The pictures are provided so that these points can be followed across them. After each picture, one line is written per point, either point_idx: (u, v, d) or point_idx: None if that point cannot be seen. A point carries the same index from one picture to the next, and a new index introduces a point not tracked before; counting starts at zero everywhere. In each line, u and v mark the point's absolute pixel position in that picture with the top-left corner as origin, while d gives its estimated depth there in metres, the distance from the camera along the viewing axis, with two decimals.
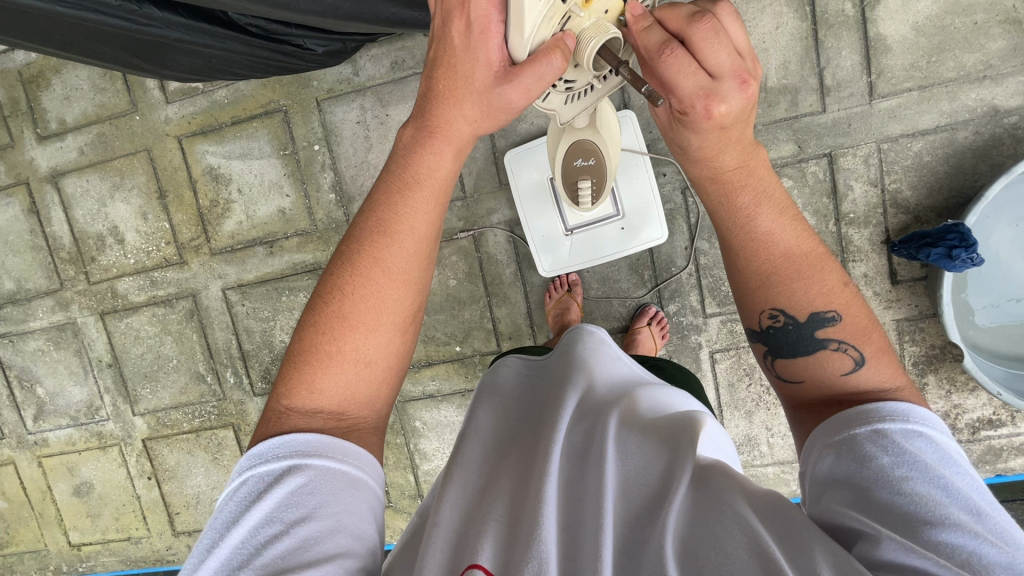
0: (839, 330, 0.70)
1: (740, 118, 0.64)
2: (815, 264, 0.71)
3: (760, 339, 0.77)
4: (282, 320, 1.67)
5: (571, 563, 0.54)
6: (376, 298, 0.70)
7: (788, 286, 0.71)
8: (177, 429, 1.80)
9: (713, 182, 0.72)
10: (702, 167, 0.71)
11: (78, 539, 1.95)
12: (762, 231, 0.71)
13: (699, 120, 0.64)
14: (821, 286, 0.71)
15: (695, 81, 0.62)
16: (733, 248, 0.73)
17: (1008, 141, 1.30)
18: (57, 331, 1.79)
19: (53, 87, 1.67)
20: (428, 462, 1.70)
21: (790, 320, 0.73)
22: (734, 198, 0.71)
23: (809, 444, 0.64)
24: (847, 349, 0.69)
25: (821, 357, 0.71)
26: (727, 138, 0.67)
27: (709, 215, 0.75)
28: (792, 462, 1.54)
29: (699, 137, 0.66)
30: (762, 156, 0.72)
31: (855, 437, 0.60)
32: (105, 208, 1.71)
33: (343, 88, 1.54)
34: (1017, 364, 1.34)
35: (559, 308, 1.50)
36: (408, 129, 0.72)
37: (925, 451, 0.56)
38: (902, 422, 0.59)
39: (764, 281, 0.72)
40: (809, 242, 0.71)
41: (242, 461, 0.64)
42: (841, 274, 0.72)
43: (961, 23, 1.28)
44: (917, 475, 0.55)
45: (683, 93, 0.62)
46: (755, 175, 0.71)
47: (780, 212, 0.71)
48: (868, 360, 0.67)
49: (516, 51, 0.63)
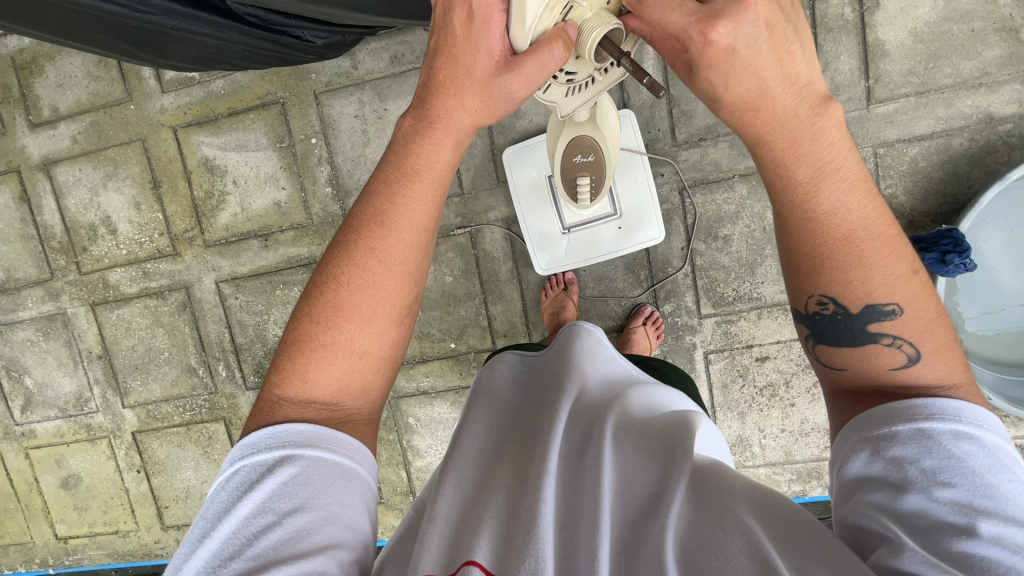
0: (898, 324, 0.63)
1: (754, 41, 0.58)
2: (884, 246, 0.62)
3: (805, 323, 0.69)
4: (275, 314, 1.66)
5: (566, 563, 0.53)
6: (373, 289, 0.69)
7: (844, 273, 0.63)
8: (167, 422, 1.78)
9: (761, 147, 0.63)
10: (750, 125, 0.62)
11: (65, 531, 1.93)
12: (824, 207, 0.62)
13: (702, 48, 0.59)
14: (886, 274, 0.62)
15: (684, 12, 0.59)
16: (786, 225, 0.65)
17: (1002, 148, 1.32)
18: (46, 322, 1.77)
19: (46, 73, 1.65)
20: (421, 459, 1.70)
21: (840, 310, 0.65)
22: (792, 168, 0.62)
23: (843, 435, 0.62)
24: (902, 346, 0.63)
25: (871, 350, 0.64)
26: (755, 65, 0.59)
27: (766, 189, 0.66)
28: (783, 463, 1.55)
29: (720, 74, 0.60)
30: (838, 112, 0.62)
31: (897, 434, 0.57)
32: (98, 198, 1.69)
33: (341, 82, 1.53)
34: (1007, 369, 1.35)
35: (555, 306, 1.50)
36: (407, 119, 0.71)
37: (974, 456, 0.54)
38: (952, 423, 0.56)
39: (817, 265, 0.63)
40: (879, 221, 0.62)
41: (234, 450, 0.64)
42: (911, 260, 0.63)
43: (959, 29, 1.29)
44: (959, 483, 0.53)
45: (676, 23, 0.60)
46: (823, 140, 0.62)
47: (849, 187, 0.62)
48: (926, 357, 0.62)
49: (517, 40, 0.64)
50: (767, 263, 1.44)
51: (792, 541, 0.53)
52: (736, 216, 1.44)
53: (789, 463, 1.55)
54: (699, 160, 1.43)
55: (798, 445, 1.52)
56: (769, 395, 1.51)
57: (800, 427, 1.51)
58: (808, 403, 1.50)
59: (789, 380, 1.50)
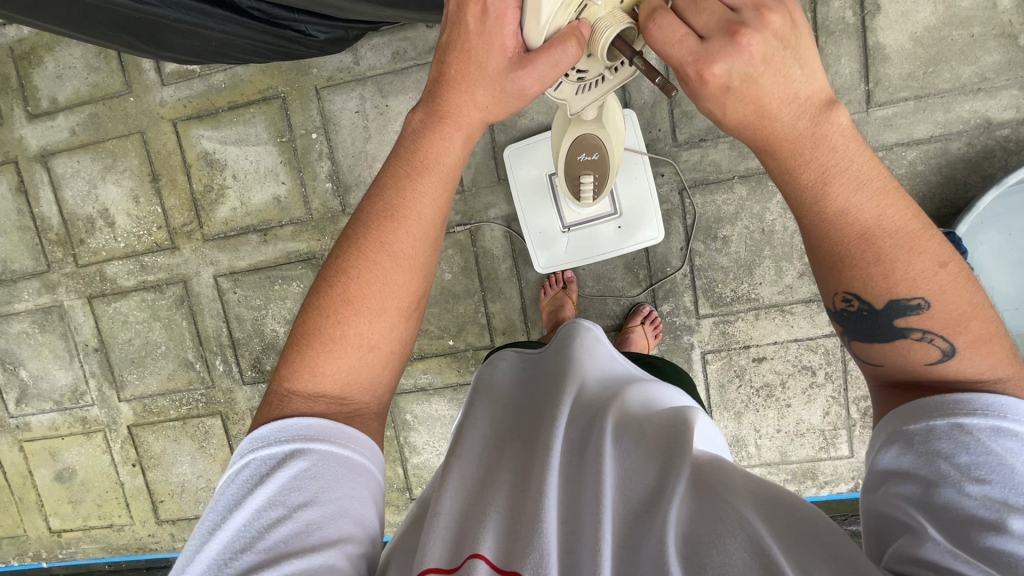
0: (926, 319, 0.63)
1: (749, 76, 0.59)
2: (908, 243, 0.62)
3: (839, 322, 0.71)
4: (273, 309, 1.66)
5: (570, 557, 0.54)
6: (381, 284, 0.70)
7: (865, 269, 0.63)
8: (163, 416, 1.78)
9: (769, 155, 0.64)
10: (756, 133, 0.63)
11: (58, 525, 1.92)
12: (837, 208, 0.62)
13: (698, 88, 0.61)
14: (909, 269, 0.62)
15: (684, 47, 0.60)
16: (803, 227, 0.66)
17: (1000, 153, 1.33)
18: (43, 314, 1.76)
19: (45, 64, 1.64)
20: (418, 455, 1.70)
21: (865, 306, 0.66)
22: (795, 173, 0.63)
23: (881, 426, 0.64)
24: (934, 340, 0.63)
25: (902, 346, 0.65)
26: (751, 96, 0.60)
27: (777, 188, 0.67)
28: (778, 464, 1.56)
29: (715, 106, 0.62)
30: (842, 116, 0.62)
31: (933, 428, 0.58)
32: (96, 190, 1.68)
33: (343, 77, 1.53)
34: None
35: (554, 304, 1.51)
36: (417, 115, 0.71)
37: (1013, 454, 0.55)
38: (994, 419, 0.56)
39: (837, 262, 0.64)
40: (899, 216, 0.62)
41: (243, 444, 0.64)
42: (939, 252, 0.63)
43: (959, 35, 1.30)
44: (994, 479, 0.54)
45: (674, 62, 0.61)
46: (823, 147, 0.62)
47: (860, 186, 0.62)
48: (961, 350, 0.61)
49: (531, 38, 0.64)
50: (765, 264, 1.45)
51: (793, 537, 0.54)
52: (735, 217, 1.44)
53: (784, 463, 1.56)
54: (699, 161, 1.44)
55: (793, 446, 1.53)
56: (766, 396, 1.52)
57: (795, 427, 1.52)
58: (804, 403, 1.51)
59: (785, 381, 1.50)
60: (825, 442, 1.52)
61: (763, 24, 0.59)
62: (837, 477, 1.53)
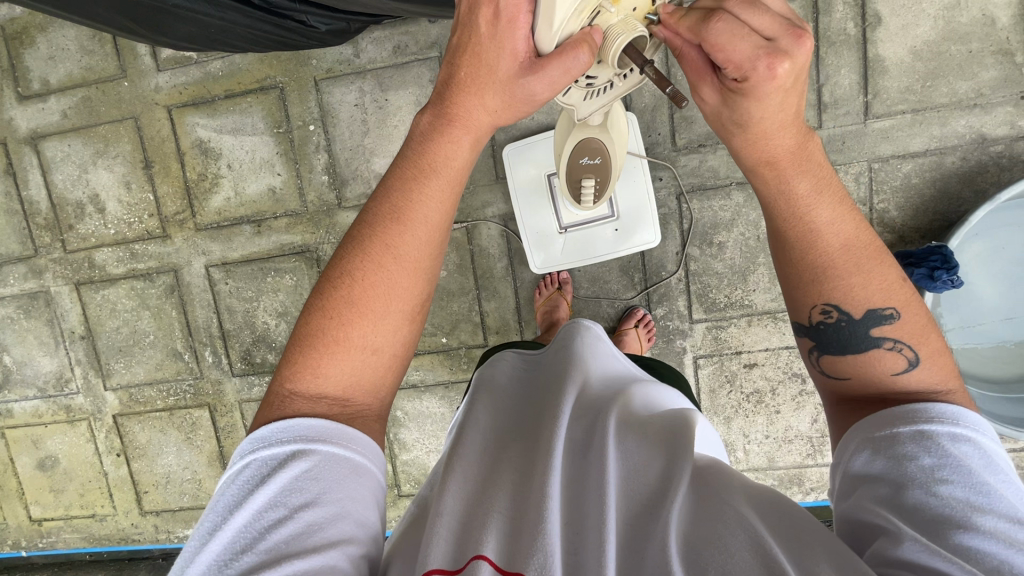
0: (897, 328, 0.65)
1: (797, 81, 0.60)
2: (874, 257, 0.66)
3: (807, 335, 0.72)
4: (265, 301, 1.64)
5: (573, 559, 0.54)
6: (386, 285, 0.69)
7: (846, 281, 0.66)
8: (150, 406, 1.76)
9: (769, 167, 0.67)
10: (755, 150, 0.66)
11: (39, 513, 1.89)
12: (822, 223, 0.65)
13: (762, 84, 0.60)
14: (882, 280, 0.66)
15: (751, 43, 0.59)
16: (789, 244, 0.67)
17: (993, 169, 1.34)
18: (28, 300, 1.73)
19: (37, 45, 1.61)
20: (407, 452, 1.69)
21: (843, 317, 0.68)
22: (789, 190, 0.66)
23: (847, 437, 0.64)
24: (902, 350, 0.65)
25: (875, 355, 0.66)
26: (788, 102, 0.62)
27: (760, 202, 0.70)
28: (765, 469, 1.57)
29: (763, 107, 0.62)
30: (817, 145, 0.68)
31: (897, 435, 0.59)
32: (86, 174, 1.65)
33: (343, 69, 1.51)
34: (980, 382, 1.38)
35: (548, 305, 1.50)
36: (425, 115, 0.71)
37: (971, 456, 0.56)
38: (950, 425, 0.58)
39: (819, 277, 0.67)
40: (867, 235, 0.66)
41: (245, 444, 0.63)
42: (898, 271, 0.67)
43: (957, 50, 1.31)
44: (958, 480, 0.55)
45: (740, 58, 0.59)
46: (808, 165, 0.66)
47: (841, 201, 0.66)
48: (924, 360, 0.64)
49: (543, 43, 0.63)
50: (760, 271, 1.46)
51: (787, 534, 0.54)
52: (731, 224, 1.45)
53: (771, 469, 1.57)
54: (697, 166, 1.44)
55: (781, 452, 1.55)
56: (755, 401, 1.53)
57: (783, 433, 1.54)
58: (793, 410, 1.52)
59: (775, 388, 1.52)
60: (812, 449, 1.53)
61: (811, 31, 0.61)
62: (823, 484, 1.55)
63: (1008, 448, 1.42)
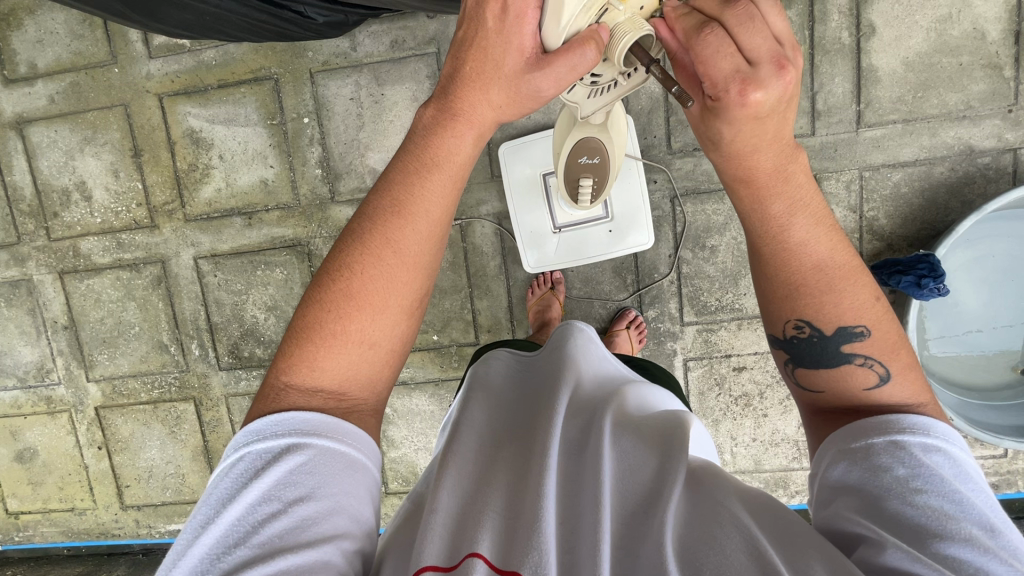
0: (867, 345, 0.66)
1: (777, 108, 0.59)
2: (848, 277, 0.66)
3: (782, 346, 0.72)
4: (254, 295, 1.62)
5: (569, 557, 0.54)
6: (386, 280, 0.68)
7: (816, 299, 0.66)
8: (133, 399, 1.73)
9: (745, 185, 0.66)
10: (734, 167, 0.65)
11: (16, 506, 1.86)
12: (795, 241, 0.65)
13: (732, 107, 0.59)
14: (853, 300, 0.66)
15: (733, 63, 0.58)
16: (762, 257, 0.67)
17: (980, 180, 1.37)
18: (9, 288, 1.70)
19: (25, 28, 1.57)
20: (395, 449, 1.68)
21: (816, 333, 0.68)
22: (763, 208, 0.65)
23: (823, 447, 0.64)
24: (873, 365, 0.66)
25: (844, 371, 0.67)
26: (765, 126, 0.60)
27: (738, 219, 0.68)
28: (751, 471, 1.59)
29: (733, 129, 0.60)
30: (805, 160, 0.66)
31: (871, 446, 0.60)
32: (73, 162, 1.62)
33: (340, 62, 1.50)
34: (955, 386, 1.40)
35: (541, 304, 1.52)
36: (429, 109, 0.70)
37: (943, 466, 0.57)
38: (923, 436, 0.59)
39: (791, 291, 0.67)
40: (845, 254, 0.66)
41: (239, 436, 0.62)
42: (873, 288, 0.68)
43: (948, 62, 1.33)
44: (931, 489, 0.56)
45: (717, 76, 0.59)
46: (790, 183, 0.65)
47: (815, 223, 0.65)
48: (894, 377, 0.65)
49: (550, 39, 0.64)
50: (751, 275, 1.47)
51: (780, 536, 0.55)
52: (724, 228, 1.46)
53: (757, 471, 1.59)
54: (691, 169, 1.45)
55: (768, 454, 1.57)
56: (743, 404, 1.54)
57: (770, 437, 1.55)
58: (780, 413, 1.54)
59: (763, 391, 1.53)
60: (799, 453, 1.55)
61: (799, 63, 0.60)
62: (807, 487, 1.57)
63: (987, 454, 1.45)
